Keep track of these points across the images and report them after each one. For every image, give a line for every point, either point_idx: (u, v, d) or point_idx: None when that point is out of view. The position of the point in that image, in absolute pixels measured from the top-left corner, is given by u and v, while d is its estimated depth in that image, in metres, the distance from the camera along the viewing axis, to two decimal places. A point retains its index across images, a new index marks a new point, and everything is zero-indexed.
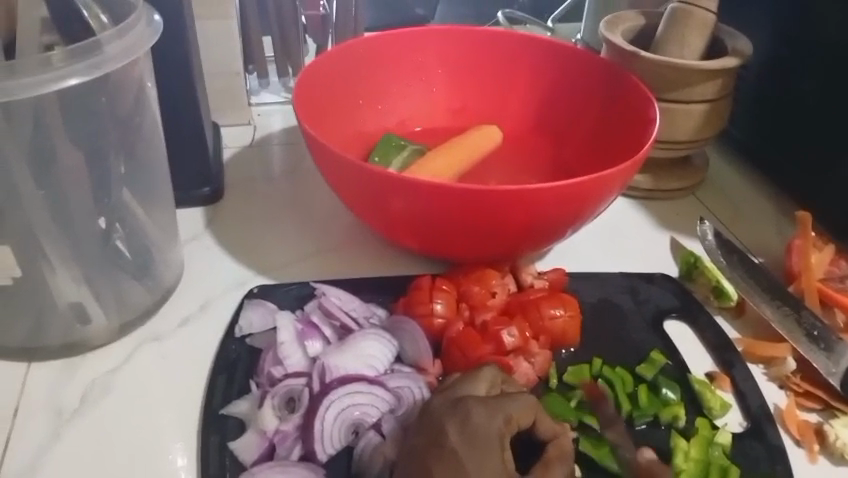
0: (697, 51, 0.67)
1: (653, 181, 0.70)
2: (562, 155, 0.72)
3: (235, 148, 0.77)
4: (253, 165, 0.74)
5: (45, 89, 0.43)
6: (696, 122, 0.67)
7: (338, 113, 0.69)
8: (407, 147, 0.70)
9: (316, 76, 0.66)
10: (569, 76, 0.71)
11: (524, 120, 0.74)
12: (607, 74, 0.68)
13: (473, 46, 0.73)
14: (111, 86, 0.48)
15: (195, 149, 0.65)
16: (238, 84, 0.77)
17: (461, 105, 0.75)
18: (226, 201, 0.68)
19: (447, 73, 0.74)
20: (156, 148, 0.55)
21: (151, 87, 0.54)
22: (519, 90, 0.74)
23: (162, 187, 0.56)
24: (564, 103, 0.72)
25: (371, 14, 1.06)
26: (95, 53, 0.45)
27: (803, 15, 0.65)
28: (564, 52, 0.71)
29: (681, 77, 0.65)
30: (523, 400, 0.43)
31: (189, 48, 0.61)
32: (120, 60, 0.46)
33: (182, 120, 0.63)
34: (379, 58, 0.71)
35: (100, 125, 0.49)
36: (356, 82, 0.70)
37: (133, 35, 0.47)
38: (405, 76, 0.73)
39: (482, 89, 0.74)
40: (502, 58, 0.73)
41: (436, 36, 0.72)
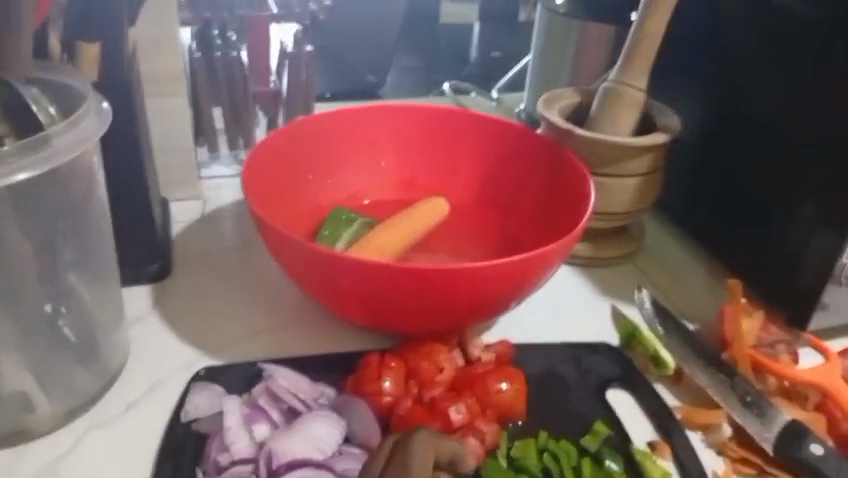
0: (628, 129, 0.71)
1: (592, 249, 0.73)
2: (507, 227, 0.75)
3: (185, 222, 0.77)
4: (204, 239, 0.74)
5: None
6: (631, 196, 0.70)
7: (289, 189, 0.71)
8: (357, 220, 0.72)
9: (267, 155, 0.67)
10: (512, 152, 0.75)
11: (471, 192, 0.77)
12: (548, 151, 0.71)
13: (418, 122, 0.75)
14: (59, 180, 0.49)
15: (144, 227, 0.65)
16: (190, 159, 0.78)
17: (409, 178, 0.77)
18: (174, 278, 0.68)
19: (395, 148, 0.76)
20: (104, 234, 0.54)
21: (100, 169, 0.54)
22: (464, 164, 0.77)
23: (109, 266, 0.56)
24: (507, 177, 0.75)
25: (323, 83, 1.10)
26: (42, 147, 0.45)
27: (729, 95, 0.69)
28: (506, 129, 0.74)
29: (615, 154, 0.68)
30: (417, 454, 0.47)
31: (137, 128, 0.62)
32: (70, 152, 0.46)
33: (132, 197, 0.64)
34: (329, 135, 0.73)
35: (48, 217, 0.49)
36: (306, 159, 0.72)
37: (83, 128, 0.47)
38: (353, 152, 0.75)
39: (430, 163, 0.77)
40: (447, 133, 0.76)
41: (383, 114, 0.75)
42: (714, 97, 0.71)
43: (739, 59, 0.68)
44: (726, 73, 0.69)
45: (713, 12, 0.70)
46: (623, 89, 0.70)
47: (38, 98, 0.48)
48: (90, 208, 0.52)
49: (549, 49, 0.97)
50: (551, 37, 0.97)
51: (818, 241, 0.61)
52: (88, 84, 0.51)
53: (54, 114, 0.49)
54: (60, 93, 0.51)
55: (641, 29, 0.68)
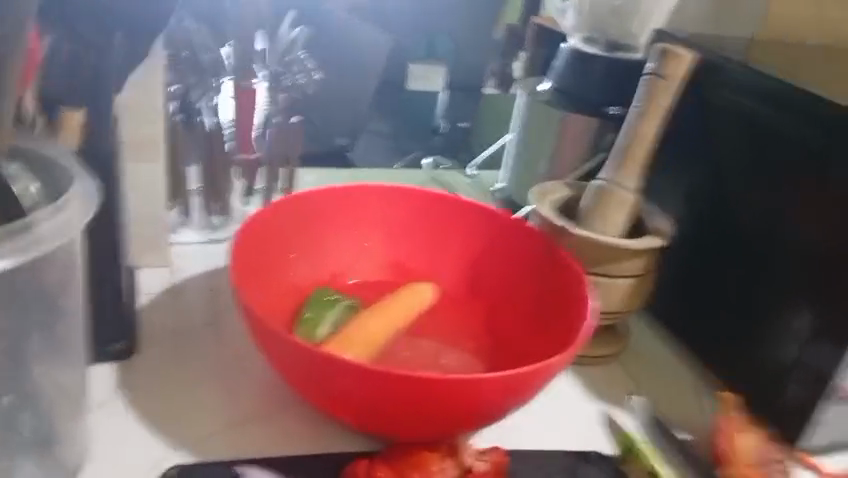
0: (618, 227, 0.72)
1: (584, 347, 0.71)
2: (495, 319, 0.72)
3: (152, 294, 0.72)
4: (175, 314, 0.69)
5: None
6: (622, 295, 0.69)
7: (271, 267, 0.67)
8: (338, 303, 0.68)
9: (253, 232, 0.64)
10: (503, 242, 0.73)
11: (458, 279, 0.75)
12: (541, 247, 0.70)
13: (409, 205, 0.74)
14: (33, 268, 0.44)
15: (110, 303, 0.59)
16: (162, 228, 0.73)
17: (396, 260, 0.74)
18: (140, 357, 0.63)
19: (383, 227, 0.74)
20: (76, 319, 0.49)
21: (82, 249, 0.49)
22: (454, 250, 0.75)
23: (75, 346, 0.50)
24: (498, 267, 0.74)
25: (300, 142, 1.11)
26: (22, 231, 0.40)
27: (724, 201, 0.70)
28: (499, 219, 0.73)
29: (608, 254, 0.67)
30: None
31: (114, 196, 0.58)
32: (52, 240, 0.41)
33: (105, 271, 0.59)
34: (316, 212, 0.70)
35: (19, 303, 0.44)
36: (291, 236, 0.68)
37: (70, 213, 0.43)
38: (340, 230, 0.72)
39: (418, 246, 0.75)
40: (438, 219, 0.74)
41: (375, 195, 0.72)
42: (710, 204, 0.71)
43: (732, 166, 0.69)
44: (720, 182, 0.70)
45: (710, 120, 0.71)
46: (614, 188, 0.72)
47: (19, 178, 0.46)
48: (69, 300, 0.48)
49: (532, 134, 0.98)
50: (534, 122, 0.97)
51: (811, 355, 0.60)
52: (73, 159, 0.47)
53: (35, 192, 0.46)
54: (40, 164, 0.48)
55: (634, 130, 0.71)
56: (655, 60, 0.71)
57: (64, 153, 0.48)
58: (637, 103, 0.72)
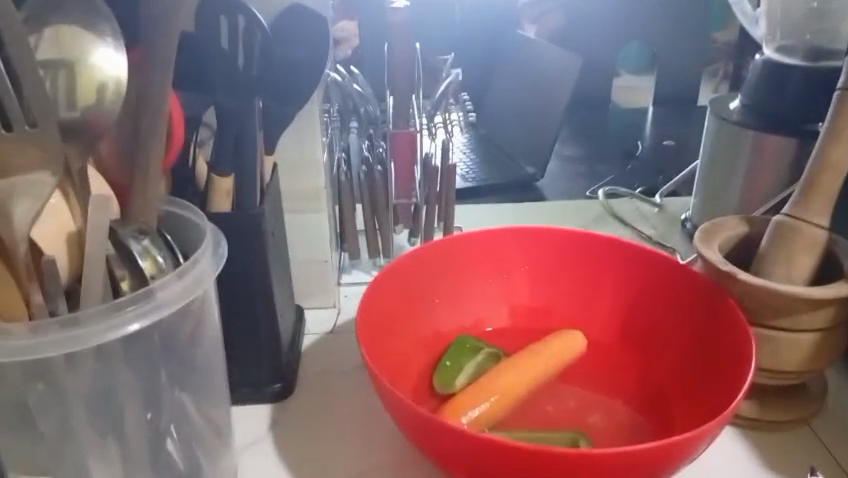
0: (805, 271, 0.61)
1: (759, 409, 0.62)
2: (652, 373, 0.66)
3: (317, 334, 0.76)
4: (331, 355, 0.73)
5: (106, 338, 0.43)
6: (804, 354, 0.59)
7: (414, 314, 0.66)
8: (482, 350, 0.66)
9: (394, 279, 0.64)
10: (658, 288, 0.67)
11: (611, 327, 0.70)
12: (701, 294, 0.63)
13: (556, 247, 0.70)
14: (166, 324, 0.48)
15: (264, 347, 0.64)
16: (328, 273, 0.78)
17: (544, 306, 0.71)
18: (295, 399, 0.68)
19: (529, 271, 0.71)
20: (212, 365, 0.54)
21: (214, 297, 0.52)
22: (606, 295, 0.70)
23: (215, 383, 0.55)
24: (654, 314, 0.67)
25: (485, 172, 1.21)
26: (147, 300, 0.45)
27: None
28: (655, 262, 0.67)
29: (785, 306, 0.57)
30: None
31: (261, 252, 0.60)
32: (174, 305, 0.46)
33: (257, 317, 0.62)
34: (460, 257, 0.69)
35: (152, 362, 0.48)
36: (435, 282, 0.68)
37: (194, 275, 0.47)
38: (485, 274, 0.71)
39: (567, 290, 0.71)
40: (587, 261, 0.70)
41: (520, 238, 0.71)
42: None
43: None
44: None
45: None
46: (799, 225, 0.61)
47: (149, 249, 0.48)
48: (196, 349, 0.51)
49: (720, 158, 0.87)
50: (720, 145, 0.87)
51: None
52: (202, 214, 0.52)
53: (162, 262, 0.48)
54: (173, 223, 0.54)
55: (822, 157, 0.60)
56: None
57: (202, 216, 0.53)
58: (825, 123, 0.60)
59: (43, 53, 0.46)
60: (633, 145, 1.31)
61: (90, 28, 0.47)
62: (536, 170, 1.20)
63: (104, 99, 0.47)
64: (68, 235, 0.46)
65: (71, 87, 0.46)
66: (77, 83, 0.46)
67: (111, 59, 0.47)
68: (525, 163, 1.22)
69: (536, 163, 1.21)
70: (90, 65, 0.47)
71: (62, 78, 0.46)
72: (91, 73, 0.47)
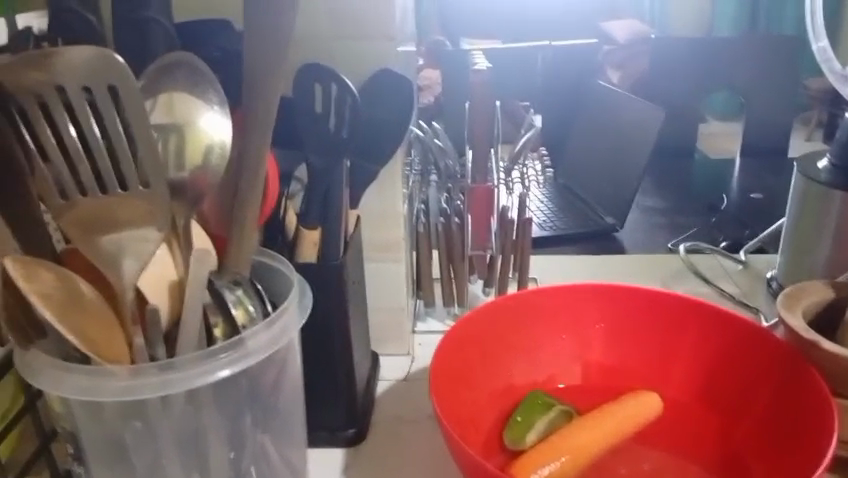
0: None
1: None
2: (731, 440, 0.64)
3: (391, 381, 0.78)
4: (404, 403, 0.75)
5: (196, 383, 0.47)
6: None
7: (486, 368, 0.67)
8: (555, 406, 0.66)
9: (468, 332, 0.65)
10: (740, 352, 0.65)
11: (689, 390, 0.68)
12: (786, 363, 0.61)
13: (633, 306, 0.70)
14: (252, 371, 0.51)
15: (339, 392, 0.66)
16: (402, 320, 0.80)
17: (619, 365, 0.70)
18: (367, 445, 0.69)
19: (605, 329, 0.71)
20: (294, 409, 0.56)
21: (298, 343, 0.55)
22: (684, 357, 0.68)
23: (296, 429, 0.57)
24: (735, 379, 0.65)
25: (563, 222, 1.21)
26: (238, 348, 0.48)
27: None
28: (737, 325, 0.65)
29: None
30: None
31: (344, 305, 0.63)
32: (262, 353, 0.49)
33: (336, 365, 0.65)
34: (535, 312, 0.70)
35: (238, 407, 0.51)
36: (508, 336, 0.69)
37: (281, 325, 0.50)
38: (559, 330, 0.71)
39: (644, 350, 0.70)
40: (665, 321, 0.69)
41: (596, 295, 0.70)
42: None
43: None
44: None
45: None
46: None
47: (241, 299, 0.51)
48: (278, 396, 0.54)
49: (807, 218, 0.85)
50: (808, 205, 0.84)
51: None
52: (291, 265, 0.55)
53: (252, 312, 0.51)
54: (263, 269, 0.57)
55: None
56: None
57: (293, 270, 0.56)
58: None
59: (157, 118, 0.50)
60: (717, 198, 1.28)
61: (199, 94, 0.51)
62: (617, 220, 1.19)
63: (209, 161, 0.50)
64: (170, 284, 0.50)
65: (180, 149, 0.50)
66: (185, 145, 0.50)
67: (216, 124, 0.51)
68: (605, 214, 1.21)
69: (617, 214, 1.20)
70: (198, 130, 0.50)
71: (173, 140, 0.50)
72: (199, 137, 0.50)
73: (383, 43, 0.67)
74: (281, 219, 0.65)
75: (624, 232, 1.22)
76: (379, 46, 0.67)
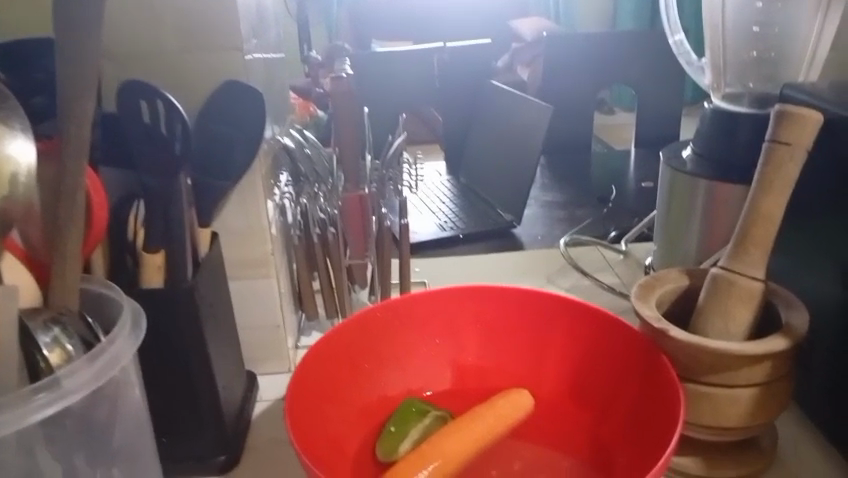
0: (744, 325, 0.61)
1: (706, 467, 0.63)
2: (600, 431, 0.65)
3: (270, 400, 0.76)
4: (281, 422, 0.73)
5: (13, 428, 0.44)
6: (744, 409, 0.59)
7: (355, 380, 0.66)
8: (429, 413, 0.65)
9: (333, 345, 0.64)
10: (601, 345, 0.66)
11: (560, 384, 0.69)
12: (642, 353, 0.62)
13: (503, 306, 0.70)
14: (80, 410, 0.48)
15: (204, 418, 0.64)
16: (279, 337, 0.78)
17: (494, 365, 0.71)
18: (241, 469, 0.67)
19: (477, 331, 0.71)
20: (139, 439, 0.54)
21: (136, 371, 0.53)
22: (553, 352, 0.69)
23: (146, 458, 0.55)
24: (601, 372, 0.67)
25: (459, 221, 1.20)
26: (53, 388, 0.45)
27: None
28: (598, 318, 0.66)
29: (717, 362, 0.58)
30: None
31: (201, 330, 0.61)
32: (82, 390, 0.46)
33: (198, 392, 0.63)
34: (404, 319, 0.69)
35: (69, 448, 0.48)
36: (378, 346, 0.68)
37: (104, 358, 0.48)
38: (432, 335, 0.70)
39: (516, 349, 0.70)
40: (534, 319, 0.69)
41: (465, 297, 0.70)
42: None
43: None
44: None
45: None
46: (733, 278, 0.61)
47: (59, 337, 0.48)
48: (115, 432, 0.51)
49: (676, 207, 0.87)
50: (676, 195, 0.86)
51: None
52: (122, 291, 0.54)
53: (71, 350, 0.48)
54: (97, 300, 0.55)
55: (754, 209, 0.60)
56: (772, 127, 0.59)
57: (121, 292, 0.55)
58: (755, 175, 0.60)
59: None
60: (608, 189, 1.30)
61: (2, 121, 0.50)
62: (515, 217, 1.18)
63: (17, 188, 0.49)
64: None
65: None
66: None
67: (22, 149, 0.49)
68: (501, 210, 1.21)
69: (514, 210, 1.19)
70: (3, 157, 0.49)
71: None
72: (5, 163, 0.49)
73: (228, 56, 0.65)
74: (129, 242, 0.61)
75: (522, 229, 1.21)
76: (223, 59, 0.65)
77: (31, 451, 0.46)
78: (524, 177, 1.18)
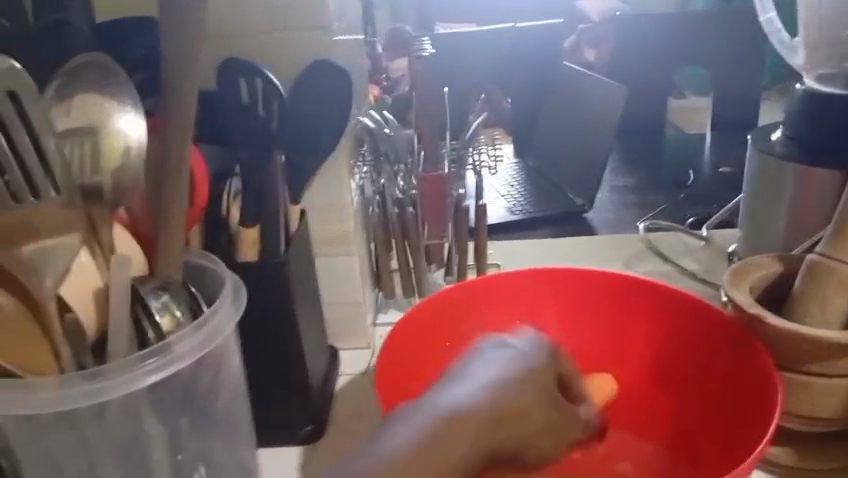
0: (843, 312, 0.59)
1: (795, 456, 0.61)
2: (686, 418, 0.64)
3: (350, 375, 0.78)
4: (363, 396, 0.75)
5: (126, 390, 0.46)
6: (841, 400, 0.57)
7: (438, 358, 0.67)
8: None
9: (417, 323, 0.65)
10: (687, 331, 0.65)
11: (643, 369, 0.68)
12: (734, 339, 0.60)
13: (585, 289, 0.69)
14: (185, 375, 0.50)
15: (292, 389, 0.66)
16: (360, 314, 0.80)
17: (576, 347, 0.70)
18: (325, 440, 0.69)
19: (559, 313, 0.70)
20: (236, 405, 0.56)
21: (236, 340, 0.55)
22: (637, 337, 0.69)
23: (242, 423, 0.57)
24: (687, 357, 0.65)
25: (531, 204, 1.19)
26: (164, 353, 0.47)
27: None
28: (686, 303, 0.65)
29: (815, 351, 0.56)
30: None
31: (293, 304, 0.63)
32: (190, 356, 0.48)
33: (287, 363, 0.65)
34: (486, 299, 0.69)
35: (174, 411, 0.50)
36: (459, 325, 0.68)
37: (211, 326, 0.50)
38: (513, 316, 0.70)
39: (598, 332, 0.70)
40: (617, 302, 0.69)
41: (548, 278, 0.70)
42: None
43: None
44: None
45: None
46: (832, 264, 0.59)
47: (168, 306, 0.50)
48: (215, 397, 0.54)
49: (763, 191, 0.84)
50: (764, 179, 0.83)
51: None
52: (224, 265, 0.56)
53: (179, 319, 0.50)
54: (198, 273, 0.57)
55: None
56: None
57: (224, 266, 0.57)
58: None
59: (71, 121, 0.52)
60: (685, 173, 1.27)
61: (111, 96, 0.53)
62: (588, 200, 1.17)
63: (128, 160, 0.53)
64: (95, 292, 0.50)
65: (95, 152, 0.52)
66: (100, 148, 0.52)
67: (131, 124, 0.53)
68: (574, 193, 1.20)
69: (587, 194, 1.18)
70: (115, 130, 0.53)
71: (88, 144, 0.52)
72: (116, 137, 0.53)
73: (319, 36, 0.66)
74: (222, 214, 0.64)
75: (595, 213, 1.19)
76: (314, 39, 0.66)
77: (141, 411, 0.48)
78: (600, 160, 1.16)
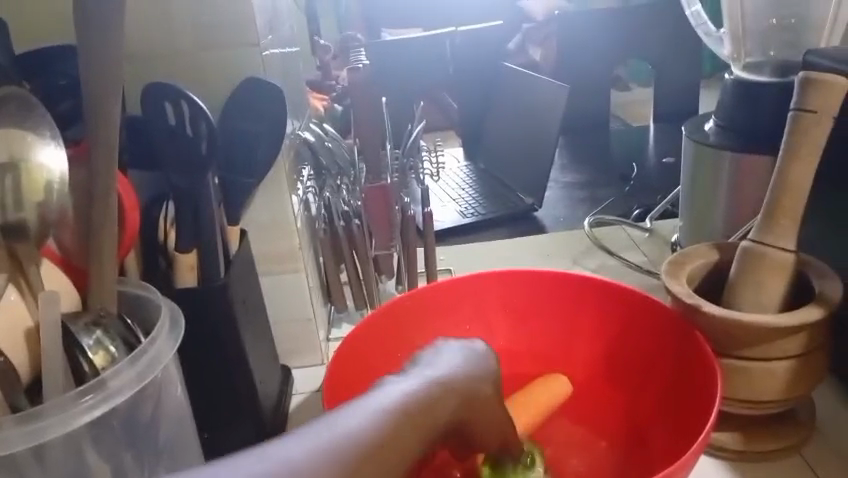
0: (777, 296, 0.61)
1: (743, 440, 0.63)
2: (636, 411, 0.65)
3: (304, 392, 0.77)
4: (318, 413, 0.74)
5: (63, 430, 0.45)
6: (781, 382, 0.59)
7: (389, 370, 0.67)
8: None
9: (366, 336, 0.64)
10: (632, 326, 0.66)
11: (593, 365, 0.69)
12: (675, 331, 0.62)
13: (532, 290, 0.70)
14: (124, 409, 0.49)
15: (242, 412, 0.65)
16: (311, 330, 0.79)
17: (526, 348, 0.71)
18: None
19: (508, 316, 0.71)
20: (182, 434, 0.55)
21: (176, 369, 0.54)
22: (584, 334, 0.69)
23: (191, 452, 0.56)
24: (633, 351, 0.67)
25: (480, 206, 1.20)
26: (100, 389, 0.47)
27: None
28: (629, 298, 0.66)
29: (753, 336, 0.57)
30: None
31: (237, 326, 0.62)
32: (127, 390, 0.47)
33: (236, 386, 0.64)
34: (435, 307, 0.69)
35: (115, 446, 0.49)
36: (409, 335, 0.68)
37: (148, 358, 0.49)
38: (462, 322, 0.71)
39: (547, 332, 0.71)
40: (563, 301, 0.70)
41: (494, 282, 0.70)
42: None
43: None
44: None
45: None
46: (764, 250, 0.60)
47: (102, 340, 0.49)
48: (159, 428, 0.53)
49: (700, 180, 0.86)
50: (700, 169, 0.85)
51: None
52: (160, 293, 0.55)
53: (114, 353, 0.49)
54: (134, 302, 0.56)
55: (783, 179, 0.59)
56: (798, 94, 0.59)
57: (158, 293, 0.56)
58: (782, 143, 0.60)
59: None
60: (628, 166, 1.29)
61: (32, 129, 0.51)
62: (536, 200, 1.18)
63: (52, 195, 0.50)
64: (25, 332, 0.48)
65: (19, 188, 0.49)
66: (24, 184, 0.49)
67: (52, 156, 0.50)
68: (522, 193, 1.21)
69: (534, 193, 1.19)
70: (35, 163, 0.50)
71: (8, 180, 0.48)
72: (37, 170, 0.50)
73: (248, 53, 0.65)
74: (158, 242, 0.63)
75: (543, 211, 1.21)
76: (244, 56, 0.65)
77: (80, 450, 0.47)
78: (545, 159, 1.17)
